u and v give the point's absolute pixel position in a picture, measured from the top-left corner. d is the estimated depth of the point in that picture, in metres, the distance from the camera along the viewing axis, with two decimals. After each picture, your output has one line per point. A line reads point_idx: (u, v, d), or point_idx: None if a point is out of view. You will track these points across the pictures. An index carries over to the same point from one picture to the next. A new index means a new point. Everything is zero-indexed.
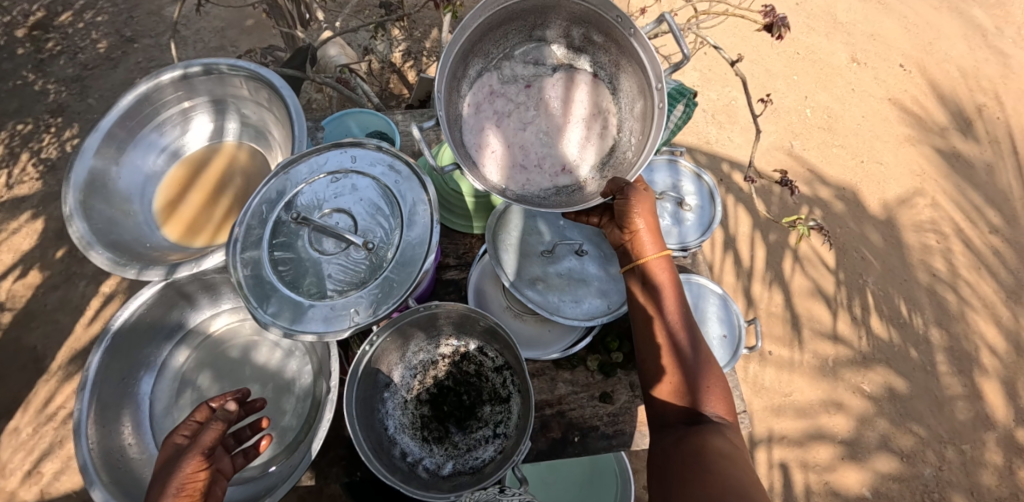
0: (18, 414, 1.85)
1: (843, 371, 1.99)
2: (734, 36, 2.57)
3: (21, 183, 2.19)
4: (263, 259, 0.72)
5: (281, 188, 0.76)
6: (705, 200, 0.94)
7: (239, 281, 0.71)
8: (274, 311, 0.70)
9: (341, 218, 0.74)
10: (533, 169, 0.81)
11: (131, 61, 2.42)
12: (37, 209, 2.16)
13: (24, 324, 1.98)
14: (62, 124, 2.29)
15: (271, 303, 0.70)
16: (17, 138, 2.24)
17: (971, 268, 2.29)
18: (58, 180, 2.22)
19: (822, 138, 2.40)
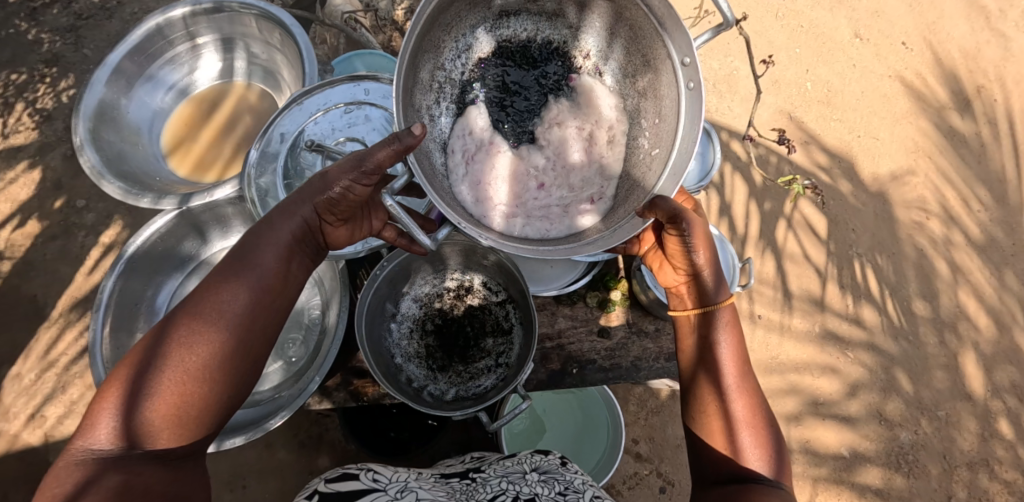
0: (21, 360, 1.87)
1: (828, 337, 2.06)
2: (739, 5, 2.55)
3: (16, 132, 2.14)
4: (279, 184, 0.79)
5: (297, 117, 0.81)
6: (702, 150, 1.05)
7: (259, 206, 0.78)
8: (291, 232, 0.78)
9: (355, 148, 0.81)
10: (540, 212, 0.86)
11: (126, 12, 2.36)
12: (34, 159, 2.12)
13: (23, 273, 1.98)
14: (57, 74, 2.22)
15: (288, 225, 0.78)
16: (10, 86, 2.20)
17: (958, 244, 2.34)
18: (54, 131, 2.17)
19: (821, 112, 2.41)
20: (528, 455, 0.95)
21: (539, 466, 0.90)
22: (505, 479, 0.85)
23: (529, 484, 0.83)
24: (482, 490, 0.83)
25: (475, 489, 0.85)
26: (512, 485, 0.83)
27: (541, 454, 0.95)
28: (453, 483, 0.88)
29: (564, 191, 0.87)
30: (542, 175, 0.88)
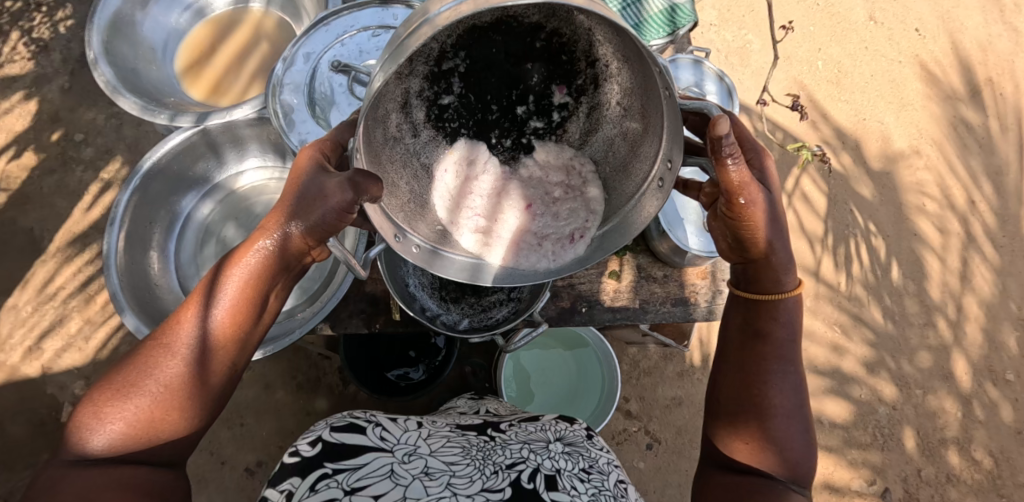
0: (18, 292, 1.84)
1: (819, 312, 2.11)
2: None
3: (11, 62, 2.06)
4: (305, 103, 0.80)
5: (325, 39, 0.82)
6: (724, 99, 1.01)
7: (281, 121, 0.79)
8: (314, 151, 0.78)
9: None
10: (524, 236, 0.82)
11: None
12: (30, 90, 2.04)
13: (20, 206, 1.94)
14: (54, 3, 2.10)
15: (312, 143, 0.78)
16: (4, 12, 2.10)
17: (953, 232, 2.38)
18: (52, 62, 2.08)
19: (829, 92, 2.41)
20: (553, 420, 0.84)
21: (562, 436, 0.78)
22: (525, 447, 0.73)
23: (549, 456, 0.71)
24: (497, 453, 0.71)
25: (492, 448, 0.73)
26: (530, 453, 0.71)
27: (565, 422, 0.85)
28: (468, 438, 0.76)
29: (553, 215, 0.82)
30: (526, 194, 0.83)
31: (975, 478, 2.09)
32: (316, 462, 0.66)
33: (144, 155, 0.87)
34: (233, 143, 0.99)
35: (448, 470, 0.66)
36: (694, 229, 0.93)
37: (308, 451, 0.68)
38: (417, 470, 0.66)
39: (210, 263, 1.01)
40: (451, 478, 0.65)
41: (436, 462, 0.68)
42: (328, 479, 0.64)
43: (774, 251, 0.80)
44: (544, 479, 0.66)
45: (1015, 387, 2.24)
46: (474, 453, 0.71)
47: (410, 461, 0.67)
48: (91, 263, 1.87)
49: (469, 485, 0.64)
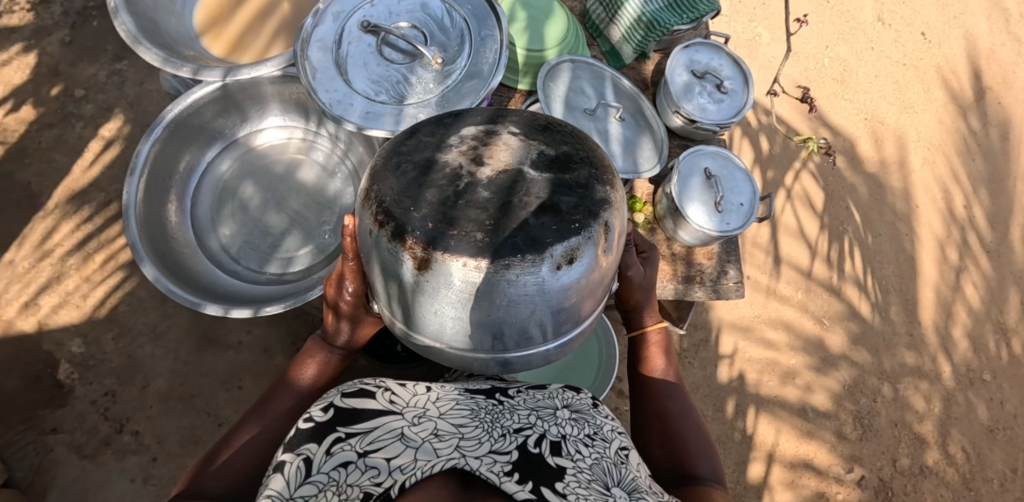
0: (14, 248, 1.82)
1: (810, 305, 2.16)
2: None
3: (11, 13, 2.01)
4: (337, 64, 0.81)
5: (356, 4, 0.84)
6: (739, 86, 1.02)
7: (310, 80, 0.79)
8: (345, 110, 0.78)
9: (413, 32, 0.83)
10: None
11: None
12: (29, 42, 1.99)
13: (16, 160, 1.89)
14: None
15: (344, 103, 0.79)
16: None
17: (944, 235, 2.43)
18: (51, 15, 2.04)
19: (834, 90, 2.43)
20: (558, 389, 0.79)
21: (570, 403, 0.75)
22: (533, 413, 0.69)
23: (555, 422, 0.68)
24: (505, 416, 0.68)
25: (501, 411, 0.69)
26: (538, 419, 0.68)
27: (572, 389, 0.80)
28: (477, 401, 0.71)
29: None
30: None
31: (947, 472, 2.17)
32: (330, 425, 0.61)
33: (168, 104, 0.94)
34: (254, 101, 1.06)
35: (457, 432, 0.62)
36: (705, 208, 0.95)
37: (321, 416, 0.62)
38: (427, 432, 0.62)
39: (227, 220, 1.08)
40: (460, 442, 0.61)
41: (446, 425, 0.64)
42: (342, 442, 0.59)
43: (642, 299, 0.91)
44: (550, 444, 0.63)
45: (991, 387, 2.33)
46: (483, 415, 0.67)
47: (420, 425, 0.63)
48: (90, 221, 1.85)
49: (478, 447, 0.61)
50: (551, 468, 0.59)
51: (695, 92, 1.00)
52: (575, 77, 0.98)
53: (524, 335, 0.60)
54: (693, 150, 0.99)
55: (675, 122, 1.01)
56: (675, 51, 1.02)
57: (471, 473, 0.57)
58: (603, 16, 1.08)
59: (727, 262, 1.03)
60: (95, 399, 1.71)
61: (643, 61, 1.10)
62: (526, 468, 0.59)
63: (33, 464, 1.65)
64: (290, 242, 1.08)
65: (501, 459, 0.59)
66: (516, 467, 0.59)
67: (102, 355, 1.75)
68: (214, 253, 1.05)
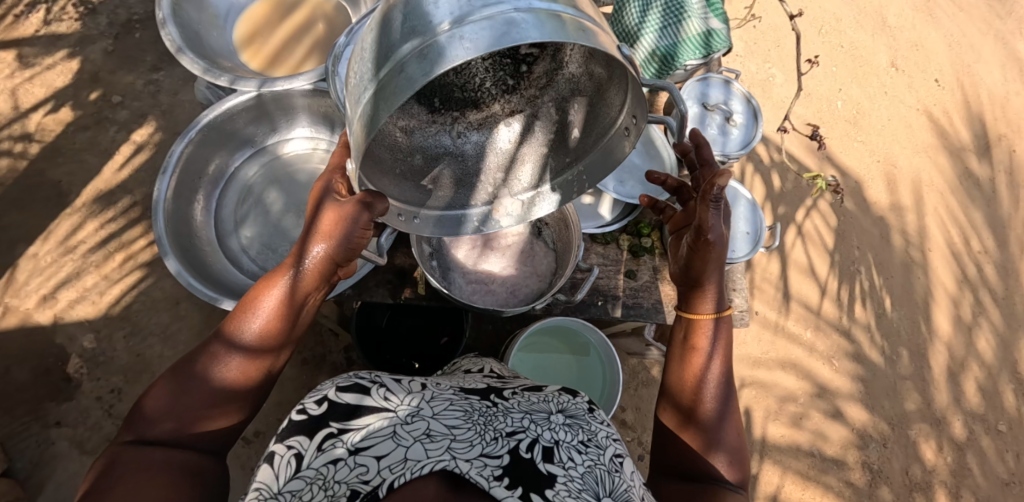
0: (39, 242, 1.87)
1: (817, 343, 2.15)
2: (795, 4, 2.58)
3: (59, 21, 2.12)
4: None
5: None
6: (749, 120, 1.05)
7: (340, 93, 0.84)
8: None
9: None
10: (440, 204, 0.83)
11: None
12: (73, 49, 2.10)
13: (49, 159, 1.97)
14: None
15: None
16: None
17: (956, 279, 2.41)
18: (96, 25, 2.14)
19: (846, 131, 2.46)
20: (555, 392, 0.81)
21: (565, 408, 0.75)
22: (527, 416, 0.70)
23: (550, 427, 0.68)
24: (499, 418, 0.68)
25: (495, 414, 0.70)
26: (531, 422, 0.69)
27: (568, 393, 0.80)
28: (471, 402, 0.72)
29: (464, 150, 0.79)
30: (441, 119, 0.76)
31: None
32: (322, 420, 0.64)
33: (203, 110, 0.98)
34: (284, 113, 1.12)
35: (449, 434, 0.64)
36: None
37: (315, 409, 0.66)
38: (419, 432, 0.64)
39: (248, 222, 1.13)
40: (450, 443, 0.63)
41: (438, 426, 0.65)
42: (333, 437, 0.63)
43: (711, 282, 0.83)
44: (543, 449, 0.64)
45: (1006, 438, 2.27)
46: (477, 417, 0.68)
47: (412, 425, 0.65)
48: (113, 220, 1.92)
49: (470, 451, 0.62)
50: (542, 474, 0.60)
51: (706, 124, 1.03)
52: None
53: (520, 17, 0.49)
54: None
55: (683, 150, 1.04)
56: (687, 84, 1.06)
57: (460, 475, 0.60)
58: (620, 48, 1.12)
59: (733, 291, 1.05)
60: (100, 395, 1.74)
61: (656, 93, 1.14)
62: (516, 473, 0.60)
63: (35, 456, 1.67)
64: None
65: (491, 464, 0.60)
66: (507, 472, 0.60)
67: (112, 351, 1.78)
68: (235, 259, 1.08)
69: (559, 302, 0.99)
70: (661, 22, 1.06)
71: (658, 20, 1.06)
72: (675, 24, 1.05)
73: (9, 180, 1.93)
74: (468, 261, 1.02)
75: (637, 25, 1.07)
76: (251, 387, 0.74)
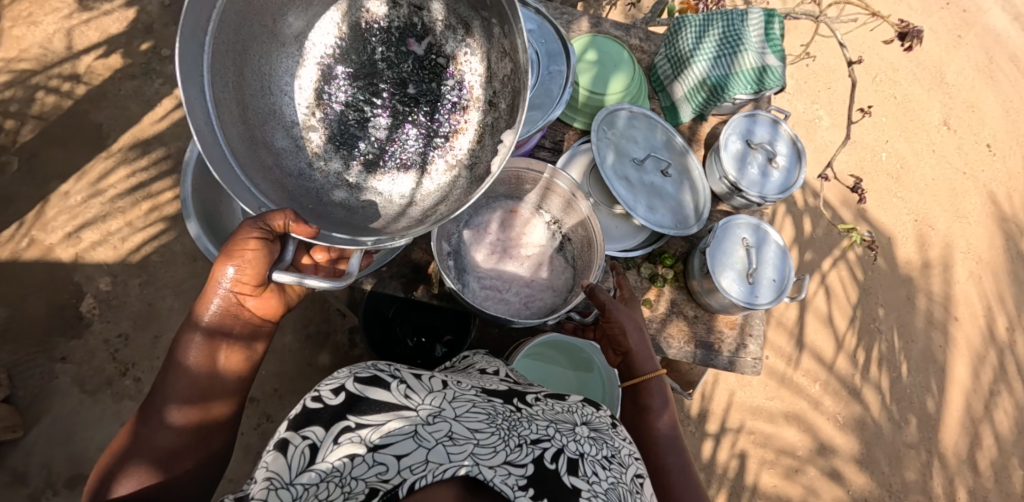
0: (71, 181, 1.91)
1: (825, 397, 2.09)
2: (852, 47, 2.52)
3: None
4: None
5: None
6: (792, 164, 1.02)
7: None
8: None
9: None
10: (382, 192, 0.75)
11: None
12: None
13: (93, 101, 2.01)
14: None
15: None
16: None
17: (979, 353, 2.33)
18: None
19: (886, 185, 2.39)
20: (577, 403, 0.81)
21: (589, 421, 0.76)
22: (552, 426, 0.70)
23: (574, 439, 0.69)
24: (523, 425, 0.68)
25: (518, 420, 0.69)
26: (555, 433, 0.69)
27: (591, 405, 0.81)
28: (494, 406, 0.71)
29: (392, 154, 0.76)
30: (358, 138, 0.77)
31: None
32: (342, 412, 0.63)
33: None
34: None
35: (472, 437, 0.63)
36: (736, 276, 0.94)
37: (333, 400, 0.65)
38: (442, 433, 0.62)
39: None
40: (474, 447, 0.62)
41: (462, 430, 0.64)
42: (352, 432, 0.61)
43: (636, 347, 0.89)
44: (567, 462, 0.64)
45: None
46: (500, 422, 0.67)
47: (434, 426, 0.63)
48: (145, 170, 1.95)
49: (494, 457, 0.61)
50: (566, 488, 0.61)
51: (748, 161, 1.00)
52: (630, 125, 1.00)
53: None
54: (731, 217, 0.98)
55: (720, 187, 1.01)
56: (734, 117, 1.03)
57: (483, 481, 0.59)
58: (669, 72, 1.09)
59: (749, 336, 1.02)
60: (108, 338, 1.77)
61: (700, 121, 1.11)
62: (541, 484, 0.60)
63: (37, 388, 1.71)
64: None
65: (516, 472, 0.60)
66: (531, 482, 0.60)
67: (125, 297, 1.81)
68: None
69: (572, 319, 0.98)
70: (715, 51, 1.03)
71: (712, 48, 1.03)
72: (729, 55, 1.02)
73: (52, 116, 1.97)
74: (485, 265, 1.01)
75: (691, 50, 1.05)
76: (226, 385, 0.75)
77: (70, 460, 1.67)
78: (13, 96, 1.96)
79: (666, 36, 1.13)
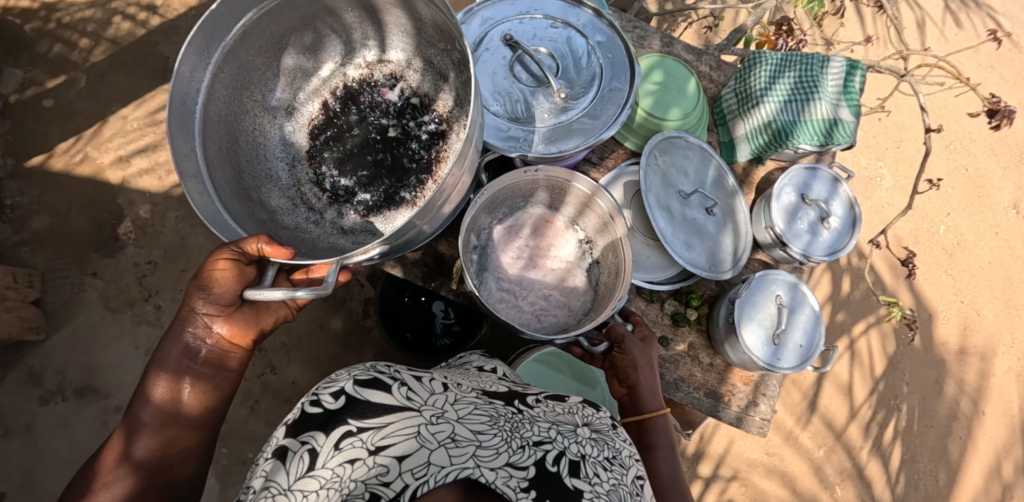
0: (131, 106, 1.97)
1: (828, 466, 2.01)
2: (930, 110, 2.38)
3: None
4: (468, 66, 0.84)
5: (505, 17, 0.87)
6: (845, 227, 0.97)
7: None
8: None
9: (548, 60, 0.85)
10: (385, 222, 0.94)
11: None
12: None
13: (165, 34, 2.06)
14: None
15: None
16: None
17: (1003, 454, 2.20)
18: None
19: (938, 259, 2.27)
20: (578, 404, 0.82)
21: (590, 422, 0.77)
22: (554, 428, 0.71)
23: (576, 441, 0.69)
24: (525, 427, 0.68)
25: (520, 421, 0.70)
26: (558, 434, 0.69)
27: (592, 407, 0.82)
28: (496, 407, 0.72)
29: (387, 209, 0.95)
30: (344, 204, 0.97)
31: None
32: (341, 417, 0.64)
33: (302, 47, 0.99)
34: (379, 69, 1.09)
35: (475, 441, 0.63)
36: (762, 334, 0.90)
37: (332, 403, 0.66)
38: (444, 435, 0.63)
39: None
40: (476, 451, 0.62)
41: (464, 434, 0.64)
42: (352, 437, 0.62)
43: (644, 380, 0.88)
44: (568, 464, 0.65)
45: None
46: (502, 424, 0.68)
47: (437, 427, 0.64)
48: None
49: (495, 459, 0.61)
50: (567, 490, 0.61)
51: (798, 217, 0.95)
52: (683, 155, 0.96)
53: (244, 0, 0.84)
54: (768, 272, 0.94)
55: (764, 237, 0.97)
56: (793, 168, 0.98)
57: (485, 484, 0.59)
58: (734, 107, 1.04)
59: (763, 395, 0.98)
60: (138, 262, 1.83)
61: (756, 164, 1.07)
62: (542, 487, 0.60)
63: (66, 297, 1.78)
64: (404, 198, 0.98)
65: (518, 475, 0.60)
66: (533, 485, 0.60)
67: (160, 227, 1.87)
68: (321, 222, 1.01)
69: (579, 343, 0.93)
70: (787, 95, 0.98)
71: (784, 92, 0.98)
72: (802, 101, 0.97)
73: (125, 42, 2.03)
74: (509, 269, 0.99)
75: (762, 89, 0.99)
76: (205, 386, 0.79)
77: (84, 370, 1.74)
78: (93, 16, 2.04)
79: (739, 68, 1.07)
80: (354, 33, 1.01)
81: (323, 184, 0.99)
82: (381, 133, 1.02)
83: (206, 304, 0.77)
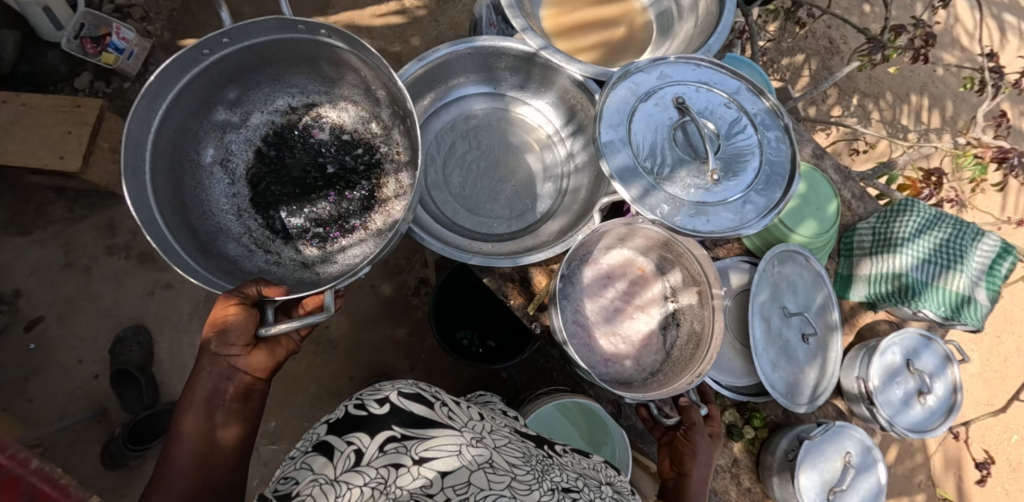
0: None
1: None
2: None
3: None
4: (632, 114, 0.83)
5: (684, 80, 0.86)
6: (940, 409, 0.91)
7: (603, 108, 0.82)
8: (609, 154, 0.80)
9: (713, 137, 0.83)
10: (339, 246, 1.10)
11: None
12: None
13: None
14: None
15: (612, 146, 0.80)
16: None
17: None
18: None
19: (997, 464, 2.09)
20: (600, 463, 0.87)
21: (613, 482, 0.82)
22: (580, 478, 0.78)
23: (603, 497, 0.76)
24: (553, 472, 0.76)
25: (549, 465, 0.79)
26: (584, 486, 0.76)
27: (613, 469, 0.87)
28: (528, 446, 0.82)
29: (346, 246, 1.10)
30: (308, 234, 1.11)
31: None
32: (387, 422, 0.76)
33: (485, 34, 0.94)
34: (542, 80, 1.04)
35: (510, 472, 0.72)
36: (820, 484, 0.86)
37: (378, 408, 0.78)
38: (481, 459, 0.73)
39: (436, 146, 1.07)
40: (512, 480, 0.71)
41: (500, 461, 0.74)
42: (397, 442, 0.73)
43: (698, 475, 0.82)
44: None
45: None
46: (534, 462, 0.77)
47: (477, 448, 0.75)
48: None
49: (529, 495, 0.69)
50: None
51: (896, 381, 0.90)
52: (799, 272, 0.93)
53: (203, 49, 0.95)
54: (847, 425, 0.89)
55: (850, 387, 0.92)
56: (908, 330, 0.92)
57: None
58: (866, 244, 0.98)
59: None
60: None
61: (865, 308, 1.01)
62: None
63: None
64: (541, 206, 1.06)
65: None
66: None
67: None
68: (459, 216, 1.03)
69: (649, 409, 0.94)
70: (926, 255, 0.93)
71: (925, 250, 0.93)
72: (939, 266, 0.92)
73: None
74: (590, 316, 0.95)
75: (901, 238, 0.94)
76: (233, 421, 0.87)
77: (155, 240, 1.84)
78: None
79: (881, 208, 1.01)
80: (307, 82, 1.14)
81: (275, 225, 1.11)
82: (332, 180, 1.14)
83: (223, 345, 0.86)
